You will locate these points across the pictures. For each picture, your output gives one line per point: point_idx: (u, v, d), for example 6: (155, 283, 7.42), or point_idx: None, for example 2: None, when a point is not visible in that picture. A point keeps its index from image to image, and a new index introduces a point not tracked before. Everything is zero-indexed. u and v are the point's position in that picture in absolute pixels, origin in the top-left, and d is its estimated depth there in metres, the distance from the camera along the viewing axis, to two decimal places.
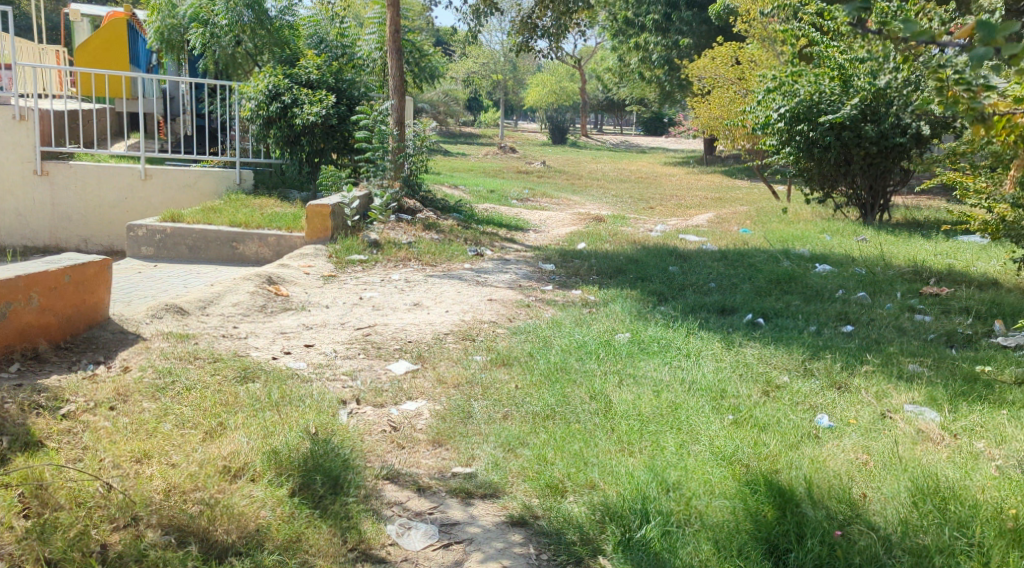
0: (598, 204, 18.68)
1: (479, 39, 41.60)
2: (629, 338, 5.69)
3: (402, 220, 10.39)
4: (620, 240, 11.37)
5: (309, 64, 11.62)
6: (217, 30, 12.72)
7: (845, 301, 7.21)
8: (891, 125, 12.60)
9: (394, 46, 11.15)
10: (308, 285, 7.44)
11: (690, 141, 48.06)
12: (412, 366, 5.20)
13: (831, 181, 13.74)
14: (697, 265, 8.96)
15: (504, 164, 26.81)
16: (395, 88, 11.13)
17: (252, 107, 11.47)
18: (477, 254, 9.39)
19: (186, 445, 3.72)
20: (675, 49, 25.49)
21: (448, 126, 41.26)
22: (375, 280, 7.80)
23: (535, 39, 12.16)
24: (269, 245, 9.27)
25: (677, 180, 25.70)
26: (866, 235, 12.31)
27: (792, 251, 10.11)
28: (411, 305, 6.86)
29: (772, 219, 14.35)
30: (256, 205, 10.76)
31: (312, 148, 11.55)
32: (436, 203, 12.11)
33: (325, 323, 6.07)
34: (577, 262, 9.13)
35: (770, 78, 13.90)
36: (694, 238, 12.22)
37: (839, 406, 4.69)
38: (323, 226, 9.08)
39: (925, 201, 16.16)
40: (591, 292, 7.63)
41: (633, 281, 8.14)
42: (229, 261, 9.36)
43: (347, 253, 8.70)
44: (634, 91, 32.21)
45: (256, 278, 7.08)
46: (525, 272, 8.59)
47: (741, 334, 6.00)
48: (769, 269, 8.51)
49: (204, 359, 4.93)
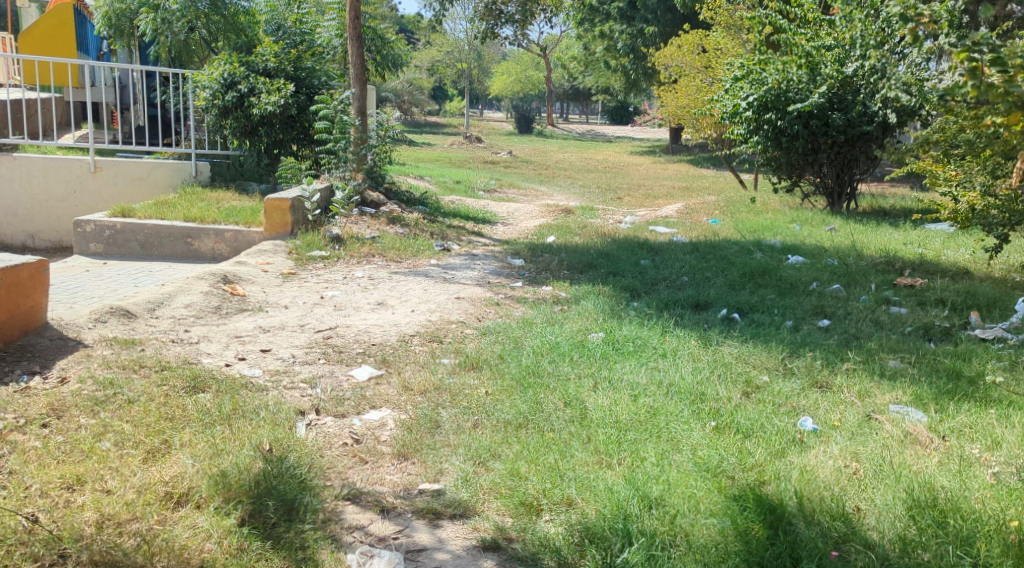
0: (564, 194, 18.51)
1: (443, 27, 41.26)
2: (602, 337, 5.46)
3: (366, 214, 10.08)
4: (589, 232, 11.15)
5: (266, 52, 11.23)
6: (169, 16, 12.30)
7: (821, 294, 7.03)
8: (858, 114, 12.50)
9: (354, 33, 10.81)
10: (266, 284, 7.11)
11: (657, 130, 48.02)
12: (376, 372, 4.93)
13: (800, 170, 13.59)
14: (669, 258, 8.76)
15: (470, 154, 26.57)
16: (356, 76, 10.81)
17: (206, 97, 11.08)
18: (443, 249, 9.11)
19: (124, 469, 3.42)
20: (640, 38, 25.32)
21: (414, 115, 40.94)
22: (337, 278, 7.50)
23: (500, 26, 11.86)
24: (226, 240, 8.91)
25: (645, 169, 25.57)
26: (836, 225, 12.19)
27: (763, 242, 9.95)
28: (374, 305, 6.57)
29: (740, 209, 14.23)
30: (213, 199, 10.41)
31: (271, 139, 11.17)
32: (400, 195, 11.79)
33: (283, 326, 5.76)
34: (546, 256, 8.90)
35: (737, 66, 13.69)
36: (663, 229, 12.05)
37: (823, 407, 4.45)
38: (282, 221, 8.76)
39: (892, 189, 16.12)
40: (561, 289, 7.39)
41: (604, 275, 7.93)
42: (183, 257, 9.00)
43: (308, 249, 8.39)
44: (600, 80, 32.05)
45: (210, 276, 6.75)
46: (493, 267, 8.34)
47: (718, 331, 5.79)
48: (743, 262, 8.32)
49: (150, 368, 4.62)
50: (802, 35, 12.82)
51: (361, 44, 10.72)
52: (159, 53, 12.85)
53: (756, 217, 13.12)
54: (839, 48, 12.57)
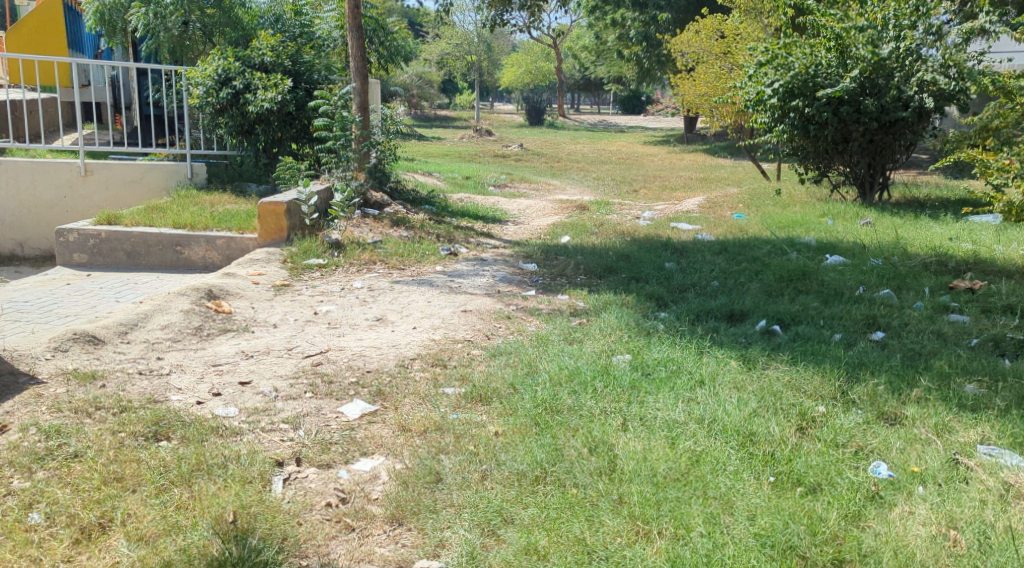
0: (578, 188, 17.81)
1: (451, 19, 40.55)
2: (628, 361, 4.78)
3: (368, 217, 9.47)
4: (606, 231, 10.46)
5: (262, 46, 10.59)
6: (162, 10, 11.66)
7: (871, 301, 6.36)
8: (893, 99, 11.69)
9: (355, 24, 10.15)
10: (255, 298, 6.46)
11: (670, 119, 47.25)
12: (370, 408, 4.25)
13: (828, 160, 12.81)
14: (696, 260, 8.06)
15: (479, 148, 25.98)
16: (357, 70, 10.16)
17: (199, 94, 10.41)
18: (450, 253, 8.46)
19: (45, 559, 2.97)
20: (653, 25, 24.58)
21: (423, 109, 40.31)
22: (333, 290, 6.85)
23: (509, 12, 11.14)
24: (218, 247, 8.28)
25: (659, 160, 24.84)
26: (870, 218, 11.48)
27: (796, 239, 9.25)
28: (372, 322, 5.91)
29: (765, 202, 13.49)
30: (207, 203, 9.80)
31: (268, 138, 10.52)
32: (406, 195, 11.13)
33: (268, 350, 5.10)
34: (561, 260, 8.25)
35: (761, 51, 12.92)
36: (687, 225, 11.33)
37: (894, 447, 3.81)
38: (277, 226, 8.12)
39: (923, 179, 15.40)
40: (580, 299, 6.72)
41: (627, 281, 7.24)
42: (173, 267, 8.36)
43: (304, 256, 7.76)
44: (611, 70, 31.31)
45: (193, 292, 6.09)
46: (505, 273, 7.68)
47: (761, 351, 5.11)
48: (778, 263, 7.61)
49: (108, 410, 3.94)
50: (832, 17, 12.09)
51: (362, 36, 10.08)
52: (151, 49, 12.22)
53: (784, 211, 12.40)
54: (871, 29, 11.80)
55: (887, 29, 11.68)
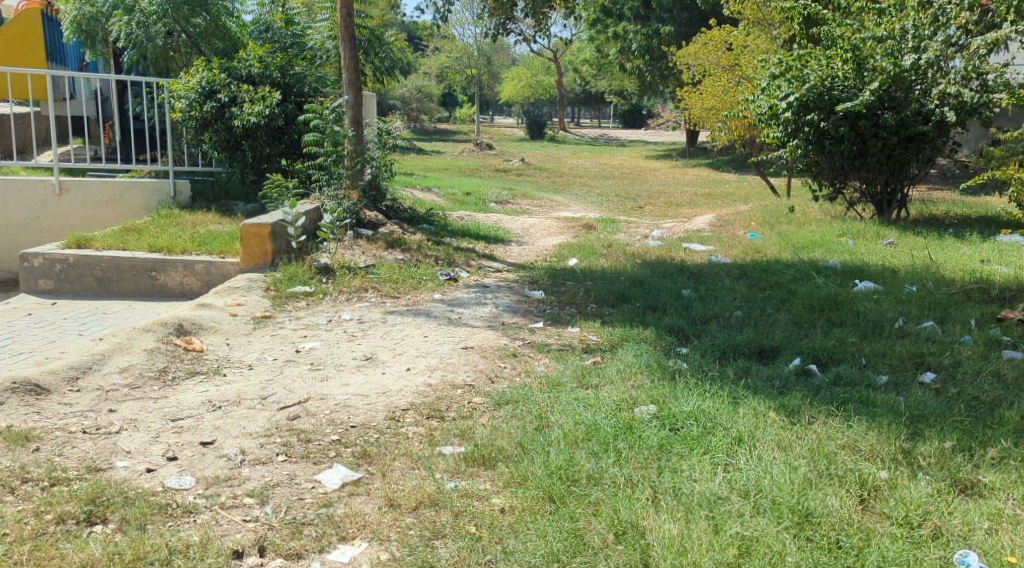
0: (582, 205, 17.17)
1: (451, 33, 40.11)
2: (653, 412, 4.15)
3: (361, 238, 8.86)
4: (615, 253, 9.82)
5: (250, 57, 10.01)
6: (144, 19, 10.96)
7: (915, 336, 5.75)
8: (913, 112, 11.11)
9: (347, 33, 9.54)
10: (231, 332, 5.82)
11: (672, 133, 46.76)
12: (352, 474, 3.62)
13: (845, 177, 12.20)
14: (716, 287, 7.42)
15: (480, 162, 25.43)
16: (350, 82, 9.55)
17: (182, 108, 9.78)
18: (450, 278, 7.83)
19: None
20: (655, 38, 24.08)
21: (422, 122, 39.72)
22: (320, 322, 6.22)
23: (512, 20, 10.48)
24: (196, 273, 7.65)
25: (663, 174, 24.26)
26: (892, 237, 10.90)
27: (820, 263, 8.64)
28: (360, 362, 5.27)
29: (779, 220, 12.87)
30: (189, 223, 9.19)
31: (256, 154, 9.92)
32: (403, 213, 10.50)
33: (238, 398, 4.45)
34: (569, 286, 7.63)
35: (773, 62, 12.31)
36: (699, 246, 10.71)
37: (978, 528, 3.22)
38: (261, 249, 7.51)
39: (941, 195, 14.83)
40: (592, 333, 6.08)
41: (642, 312, 6.60)
42: (148, 294, 7.73)
43: (289, 283, 7.15)
44: (612, 83, 30.80)
45: (160, 327, 5.44)
46: (508, 301, 7.06)
47: (802, 399, 4.49)
48: (806, 291, 6.99)
49: (36, 482, 3.33)
50: (848, 27, 11.52)
51: (355, 46, 9.48)
52: (134, 61, 11.53)
53: (801, 230, 11.81)
54: (890, 40, 11.22)
55: (907, 40, 11.13)
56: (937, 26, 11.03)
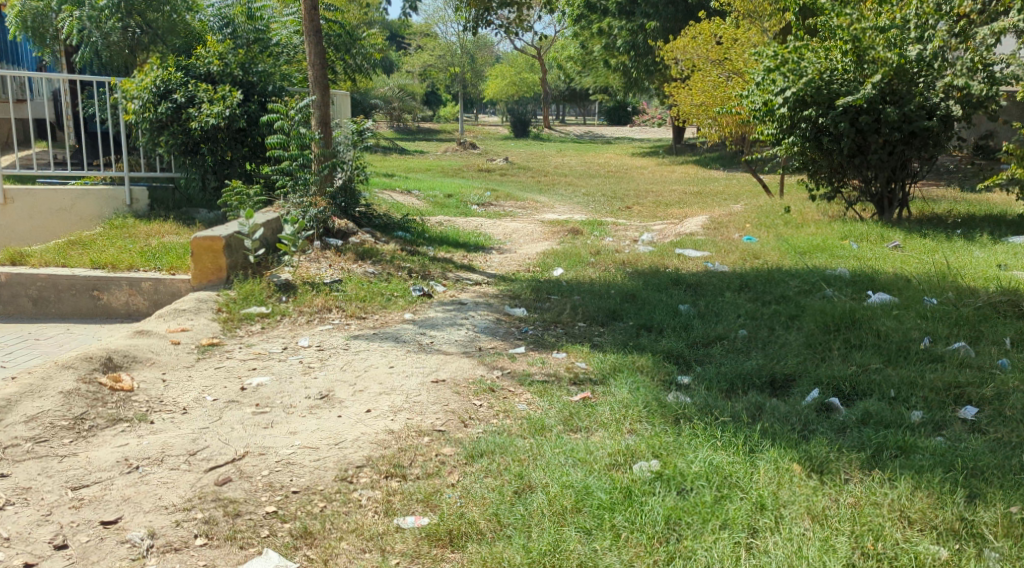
0: (568, 206, 16.48)
1: (433, 30, 39.35)
2: (655, 469, 3.48)
3: (328, 250, 8.16)
4: (604, 262, 9.14)
5: (208, 54, 9.30)
6: (96, 14, 10.26)
7: (945, 362, 5.13)
8: (917, 106, 10.40)
9: (311, 26, 8.81)
10: (169, 365, 5.10)
11: (658, 130, 46.11)
12: (284, 563, 3.10)
13: (843, 175, 11.52)
14: (716, 301, 6.73)
15: (464, 162, 24.68)
16: (317, 80, 8.81)
17: (135, 109, 8.99)
18: (425, 293, 7.12)
19: None
20: (641, 33, 23.43)
21: (405, 122, 38.95)
22: (272, 351, 5.51)
23: (491, 13, 9.73)
24: (144, 292, 6.92)
25: (650, 172, 23.60)
26: (897, 239, 10.25)
27: (827, 271, 7.99)
28: (314, 402, 4.56)
29: (776, 222, 12.20)
30: (142, 233, 8.48)
31: (216, 158, 9.16)
32: (377, 220, 9.77)
33: (160, 455, 3.71)
34: (555, 302, 6.95)
35: (768, 55, 11.61)
36: (694, 253, 10.03)
37: None
38: (214, 265, 6.78)
39: (942, 193, 14.22)
40: (581, 360, 5.39)
41: (638, 334, 5.94)
42: (91, 316, 7.00)
43: (244, 303, 6.42)
44: (598, 80, 30.10)
45: (83, 363, 4.67)
46: (487, 321, 6.36)
47: (826, 447, 3.84)
48: (818, 306, 6.31)
49: None
50: (847, 17, 10.90)
51: (321, 40, 8.75)
52: (87, 60, 10.79)
53: (799, 233, 11.16)
54: (894, 30, 10.56)
55: (911, 30, 10.60)
56: (940, 15, 10.46)
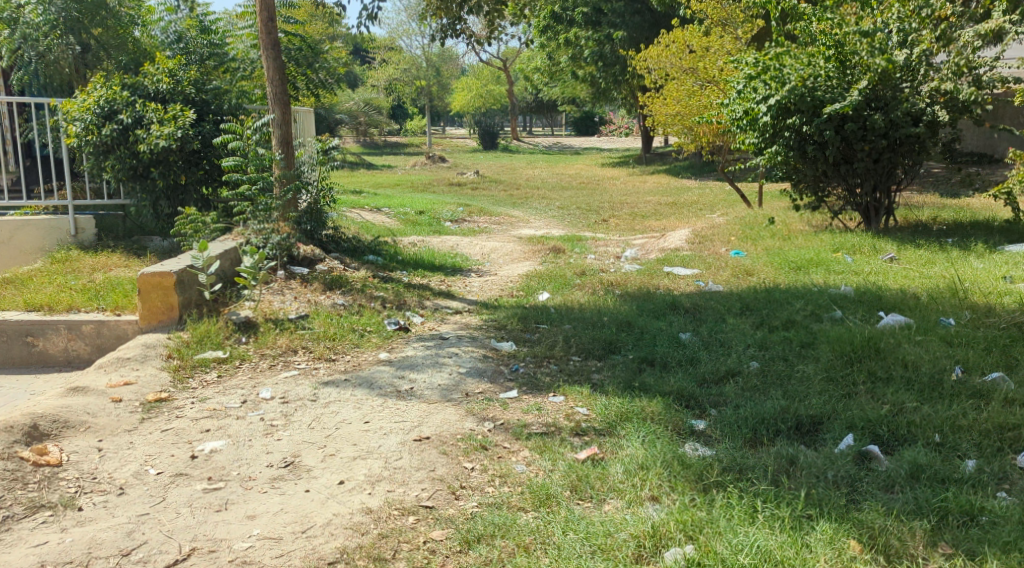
0: (543, 221, 15.94)
1: (397, 44, 38.69)
2: (691, 556, 3.10)
3: (294, 280, 7.51)
4: (590, 283, 8.57)
5: (157, 71, 8.62)
6: (32, 31, 9.73)
7: (985, 395, 4.56)
8: (903, 112, 9.76)
9: (270, 40, 8.16)
10: (108, 429, 4.50)
11: (627, 139, 45.72)
12: None
13: (826, 185, 10.89)
14: (720, 327, 6.15)
15: (434, 176, 24.02)
16: (276, 97, 8.14)
17: (77, 132, 8.28)
18: (401, 326, 6.48)
19: None
20: (608, 44, 22.96)
21: (370, 137, 38.23)
22: (230, 407, 4.83)
23: (461, 20, 9.06)
24: (84, 336, 6.26)
25: (623, 183, 23.15)
26: (891, 249, 9.68)
27: (830, 288, 7.43)
28: (278, 472, 3.93)
29: (762, 234, 11.68)
30: (88, 265, 7.80)
31: (168, 183, 8.42)
32: (346, 244, 9.14)
33: (87, 556, 3.32)
34: (544, 333, 6.36)
35: (748, 63, 11.03)
36: (683, 271, 9.50)
37: None
38: (165, 303, 6.11)
39: (929, 198, 13.79)
40: (581, 406, 4.77)
41: (639, 371, 5.36)
42: (24, 365, 6.32)
43: (199, 347, 5.75)
44: (565, 91, 29.58)
45: (1, 436, 4.18)
46: (472, 358, 5.75)
47: (876, 505, 3.37)
48: (833, 331, 5.65)
49: None
50: (828, 21, 10.27)
51: (279, 54, 8.09)
52: (25, 82, 10.24)
53: (789, 245, 10.62)
54: (878, 34, 9.98)
55: (891, 34, 10.01)
56: (921, 18, 9.87)
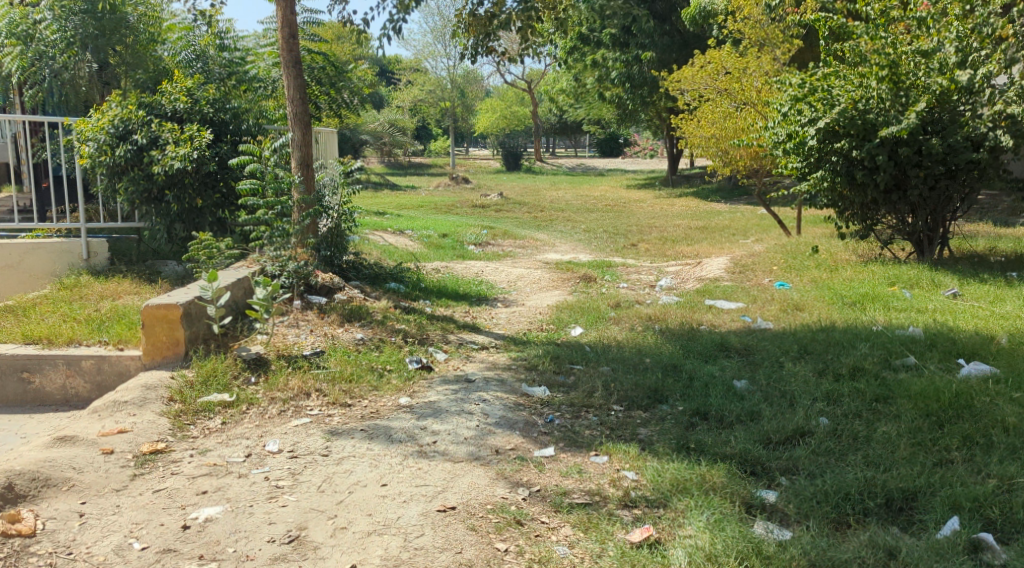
0: (572, 245, 15.34)
1: (422, 65, 38.33)
2: None
3: (310, 310, 6.98)
4: (627, 317, 7.96)
5: (174, 89, 8.15)
6: (48, 49, 9.38)
7: None
8: (962, 137, 8.95)
9: (291, 57, 7.64)
10: (92, 488, 3.95)
11: (652, 161, 45.15)
12: None
13: (874, 214, 10.03)
14: (779, 375, 5.53)
15: (458, 198, 23.49)
16: (296, 115, 7.61)
17: (90, 152, 7.79)
18: (424, 365, 5.90)
19: None
20: (635, 65, 22.39)
21: (395, 158, 37.77)
22: (231, 462, 4.26)
23: (492, 36, 8.36)
24: (84, 372, 5.73)
25: (650, 206, 22.52)
26: (952, 284, 8.98)
27: (892, 329, 6.77)
28: (280, 551, 3.48)
29: (807, 264, 11.00)
30: (95, 292, 7.32)
31: (183, 206, 7.91)
32: (367, 270, 8.59)
33: None
34: (583, 376, 5.77)
35: (793, 84, 10.29)
36: (727, 304, 8.87)
37: None
38: (171, 338, 5.58)
39: (980, 228, 13.09)
40: (629, 470, 4.19)
41: (690, 427, 4.77)
42: (19, 404, 5.79)
43: (203, 389, 5.18)
44: (591, 112, 29.04)
45: None
46: (504, 405, 5.17)
47: None
48: (911, 383, 5.01)
49: None
50: (882, 40, 9.40)
51: (300, 72, 7.54)
52: (41, 99, 9.86)
53: (837, 277, 9.96)
54: (935, 54, 9.20)
55: (950, 53, 9.13)
56: (982, 38, 9.02)
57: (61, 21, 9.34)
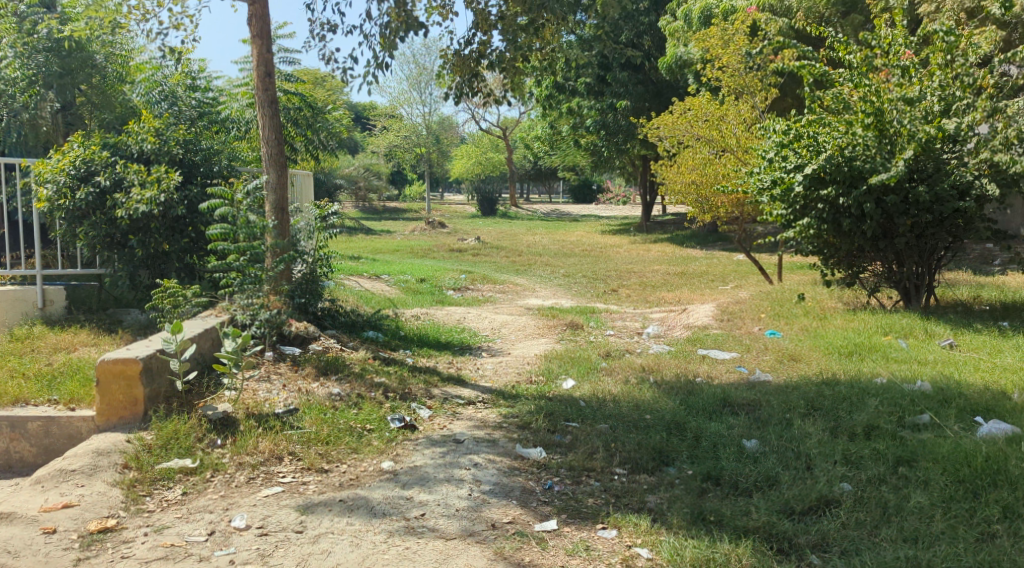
0: (553, 291, 14.91)
1: (396, 111, 38.09)
2: None
3: (282, 363, 6.50)
4: (620, 368, 7.51)
5: (141, 128, 7.67)
6: (7, 87, 8.85)
7: None
8: (949, 186, 8.46)
9: (266, 96, 7.17)
10: None
11: (627, 208, 45.10)
12: None
13: (860, 260, 9.57)
14: (792, 434, 5.10)
15: (433, 242, 23.03)
16: (271, 157, 7.13)
17: (49, 195, 7.23)
18: (408, 424, 5.41)
19: None
20: (610, 113, 22.18)
21: (369, 203, 37.33)
22: (192, 542, 3.86)
23: (480, 78, 7.93)
24: (32, 436, 5.21)
25: (628, 252, 22.22)
26: (950, 333, 8.61)
27: (901, 383, 6.36)
28: None
29: (797, 311, 10.60)
30: (50, 343, 6.80)
31: (148, 251, 7.40)
32: (343, 318, 8.09)
33: None
34: (579, 435, 5.30)
35: (777, 127, 9.71)
36: (722, 354, 8.46)
37: None
38: (128, 397, 5.06)
39: (968, 275, 12.83)
40: (641, 547, 3.82)
41: (702, 494, 4.33)
42: None
43: (164, 454, 4.67)
44: (567, 159, 28.84)
45: None
46: (497, 469, 4.70)
47: None
48: (939, 444, 4.57)
49: None
50: (865, 87, 8.80)
51: (277, 112, 7.11)
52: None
53: (830, 325, 9.56)
54: (920, 100, 8.69)
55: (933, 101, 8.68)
56: (965, 86, 8.63)
57: (23, 58, 8.83)
